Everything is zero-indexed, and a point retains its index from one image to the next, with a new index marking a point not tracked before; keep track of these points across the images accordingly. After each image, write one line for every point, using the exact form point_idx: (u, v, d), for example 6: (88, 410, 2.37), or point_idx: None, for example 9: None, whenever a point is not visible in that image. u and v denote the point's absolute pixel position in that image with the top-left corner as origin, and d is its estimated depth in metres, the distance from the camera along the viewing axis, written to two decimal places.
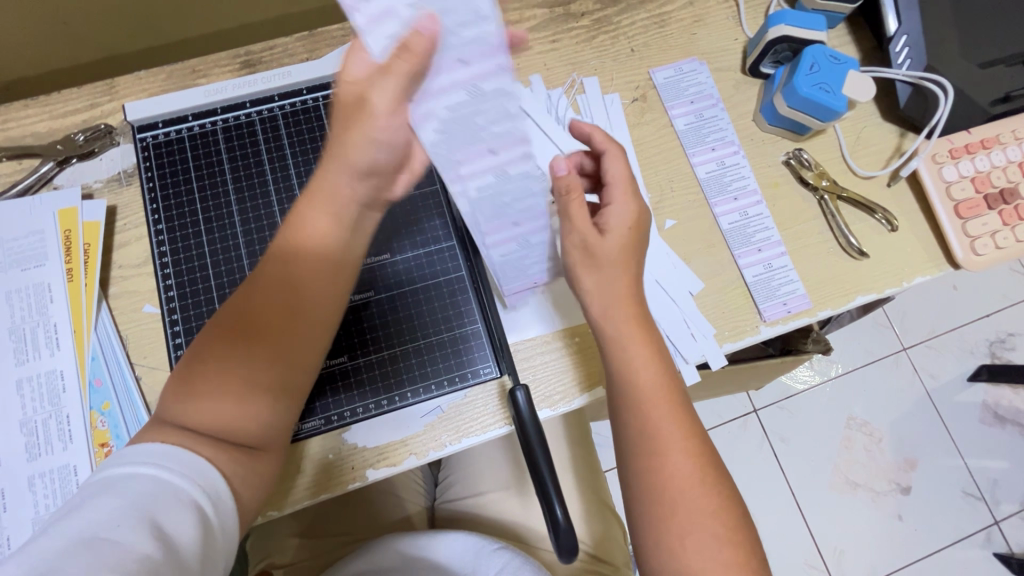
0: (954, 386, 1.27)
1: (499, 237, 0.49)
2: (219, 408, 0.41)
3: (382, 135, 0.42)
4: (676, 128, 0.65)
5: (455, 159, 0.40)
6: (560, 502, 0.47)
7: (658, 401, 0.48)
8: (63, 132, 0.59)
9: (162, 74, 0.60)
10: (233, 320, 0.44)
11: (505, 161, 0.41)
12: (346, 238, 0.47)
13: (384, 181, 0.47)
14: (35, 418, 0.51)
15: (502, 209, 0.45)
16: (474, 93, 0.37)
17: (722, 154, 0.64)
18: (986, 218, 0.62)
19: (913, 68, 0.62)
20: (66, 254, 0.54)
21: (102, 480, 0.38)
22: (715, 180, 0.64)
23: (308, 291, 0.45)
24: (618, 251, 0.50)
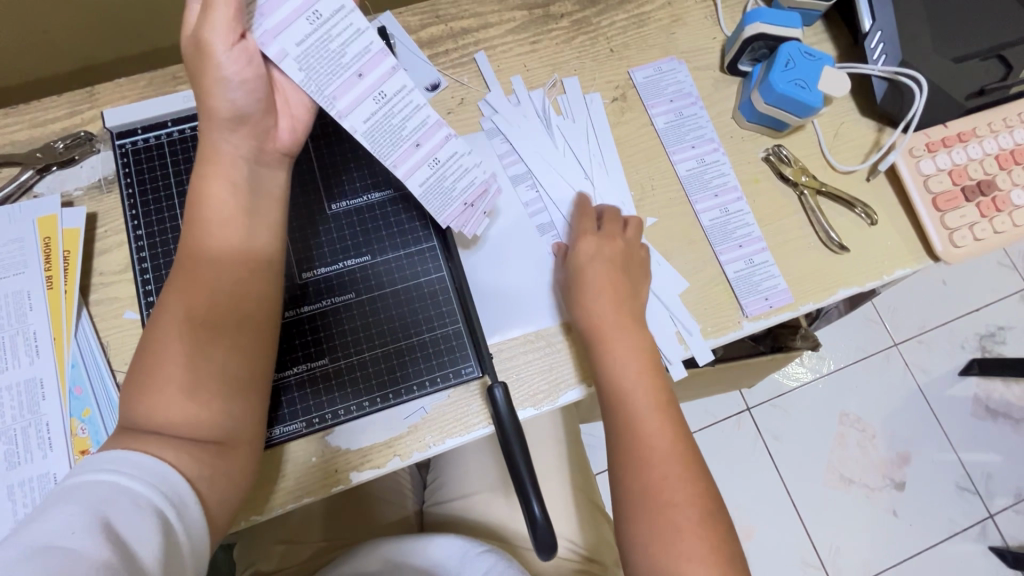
0: (945, 380, 1.28)
1: (408, 166, 0.49)
2: (168, 402, 0.42)
3: (230, 74, 0.42)
4: (656, 125, 0.65)
5: (330, 93, 0.44)
6: (539, 500, 0.47)
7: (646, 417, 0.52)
8: (42, 140, 0.59)
9: (142, 81, 0.61)
10: (167, 313, 0.44)
11: (375, 79, 0.45)
12: (248, 205, 0.46)
13: (264, 128, 0.45)
14: (13, 428, 0.51)
15: (396, 133, 0.47)
16: (314, 16, 0.41)
17: (703, 151, 0.65)
18: (963, 210, 0.63)
19: (889, 63, 0.62)
20: (45, 261, 0.54)
21: (62, 488, 0.38)
22: (696, 177, 0.64)
23: (239, 277, 0.46)
24: (589, 281, 0.56)
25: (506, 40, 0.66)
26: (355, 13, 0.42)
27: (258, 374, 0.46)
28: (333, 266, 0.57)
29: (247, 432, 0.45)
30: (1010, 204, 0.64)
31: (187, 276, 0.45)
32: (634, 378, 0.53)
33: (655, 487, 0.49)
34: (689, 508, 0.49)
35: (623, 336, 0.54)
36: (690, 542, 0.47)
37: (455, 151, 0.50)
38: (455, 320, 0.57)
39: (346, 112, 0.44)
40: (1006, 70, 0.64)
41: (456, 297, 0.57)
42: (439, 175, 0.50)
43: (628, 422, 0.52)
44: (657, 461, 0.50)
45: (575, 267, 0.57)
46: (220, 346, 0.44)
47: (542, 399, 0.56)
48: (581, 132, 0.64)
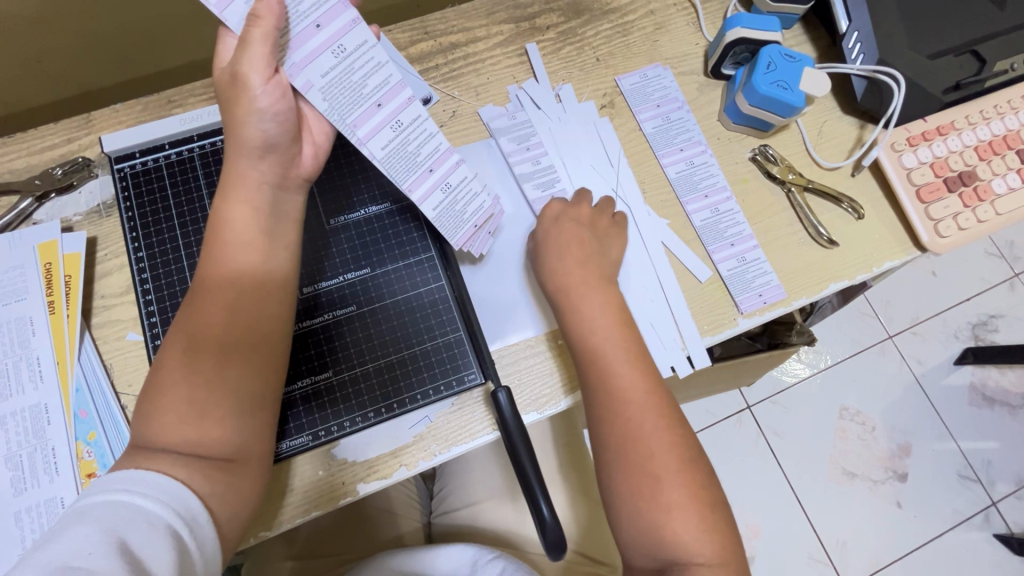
0: (941, 370, 1.29)
1: (422, 190, 0.51)
2: (186, 423, 0.43)
3: (263, 105, 0.43)
4: (645, 132, 0.67)
5: (351, 121, 0.46)
6: (546, 499, 0.47)
7: (649, 414, 0.51)
8: (41, 167, 0.59)
9: (138, 106, 0.61)
10: (185, 333, 0.45)
11: (393, 109, 0.48)
12: (269, 227, 0.47)
13: (289, 156, 0.47)
14: (19, 453, 0.51)
15: (412, 159, 0.50)
16: (339, 50, 0.44)
17: (693, 154, 0.66)
18: (947, 201, 0.64)
19: (866, 62, 0.64)
20: (47, 287, 0.54)
21: (75, 509, 0.38)
22: (687, 179, 0.65)
23: (254, 296, 0.47)
24: (556, 239, 0.58)
25: (494, 53, 0.68)
26: (378, 47, 0.46)
27: (270, 391, 0.47)
28: (335, 280, 0.57)
29: (258, 450, 0.46)
30: (991, 194, 0.65)
31: (202, 294, 0.46)
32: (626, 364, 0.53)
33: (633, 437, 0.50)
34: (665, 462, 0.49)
35: (590, 295, 0.55)
36: (676, 492, 0.48)
37: (465, 176, 0.53)
38: (457, 329, 0.58)
39: (366, 139, 0.47)
40: (980, 65, 0.66)
41: (458, 309, 0.58)
42: (451, 196, 0.53)
43: (601, 372, 0.52)
44: (639, 412, 0.51)
45: (542, 231, 0.59)
46: (236, 361, 0.45)
47: (548, 402, 0.57)
48: (573, 140, 0.66)
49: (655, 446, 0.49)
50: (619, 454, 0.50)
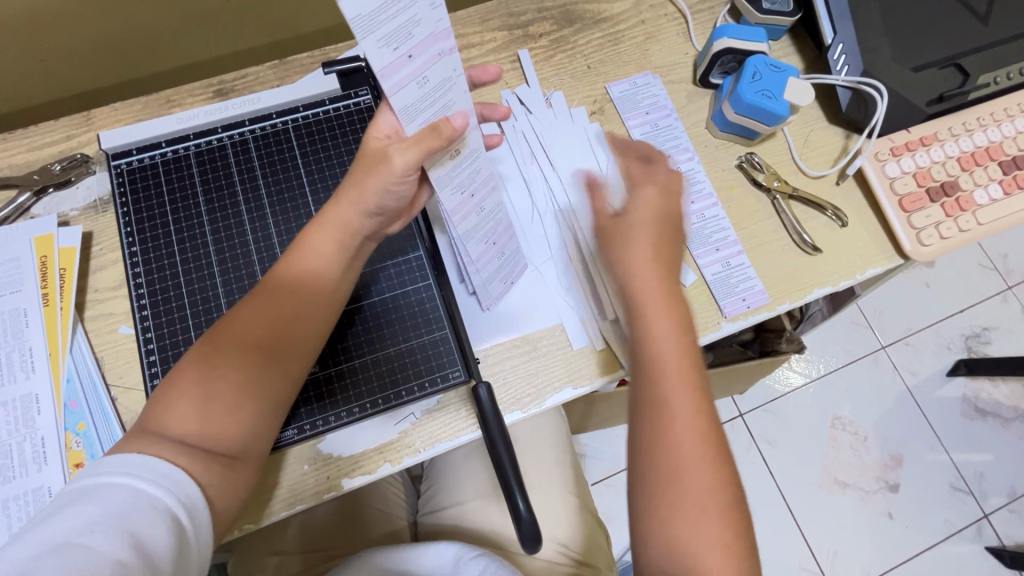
0: (933, 382, 1.30)
1: (481, 261, 0.55)
2: (206, 412, 0.44)
3: (393, 187, 0.45)
4: (634, 139, 0.68)
5: (450, 216, 0.49)
6: (523, 495, 0.48)
7: (701, 472, 0.43)
8: (40, 163, 0.61)
9: (138, 105, 0.63)
10: (227, 335, 0.47)
11: (480, 199, 0.51)
12: (345, 262, 0.50)
13: (389, 219, 0.51)
14: (9, 441, 0.51)
15: (486, 234, 0.54)
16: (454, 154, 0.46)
17: (680, 162, 0.67)
18: (929, 211, 0.65)
19: (851, 74, 0.66)
20: (42, 280, 0.55)
21: (76, 488, 0.39)
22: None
23: (301, 315, 0.49)
24: (633, 237, 0.49)
25: (489, 60, 0.69)
26: (482, 154, 0.48)
27: (288, 401, 0.49)
28: None
29: (258, 449, 0.47)
30: (974, 204, 0.67)
31: (257, 302, 0.48)
32: (688, 414, 0.44)
33: (667, 462, 0.43)
34: (707, 491, 0.43)
35: (648, 285, 0.48)
36: (717, 527, 0.42)
37: (498, 219, 0.55)
38: (443, 325, 0.58)
39: (458, 225, 0.50)
40: (963, 77, 0.67)
41: (450, 320, 0.58)
42: (477, 227, 0.52)
43: (655, 376, 0.46)
44: (674, 433, 0.44)
45: (626, 218, 0.50)
46: (271, 372, 0.47)
47: (528, 402, 0.58)
48: (561, 146, 0.67)
49: (698, 502, 0.42)
50: (662, 482, 0.43)
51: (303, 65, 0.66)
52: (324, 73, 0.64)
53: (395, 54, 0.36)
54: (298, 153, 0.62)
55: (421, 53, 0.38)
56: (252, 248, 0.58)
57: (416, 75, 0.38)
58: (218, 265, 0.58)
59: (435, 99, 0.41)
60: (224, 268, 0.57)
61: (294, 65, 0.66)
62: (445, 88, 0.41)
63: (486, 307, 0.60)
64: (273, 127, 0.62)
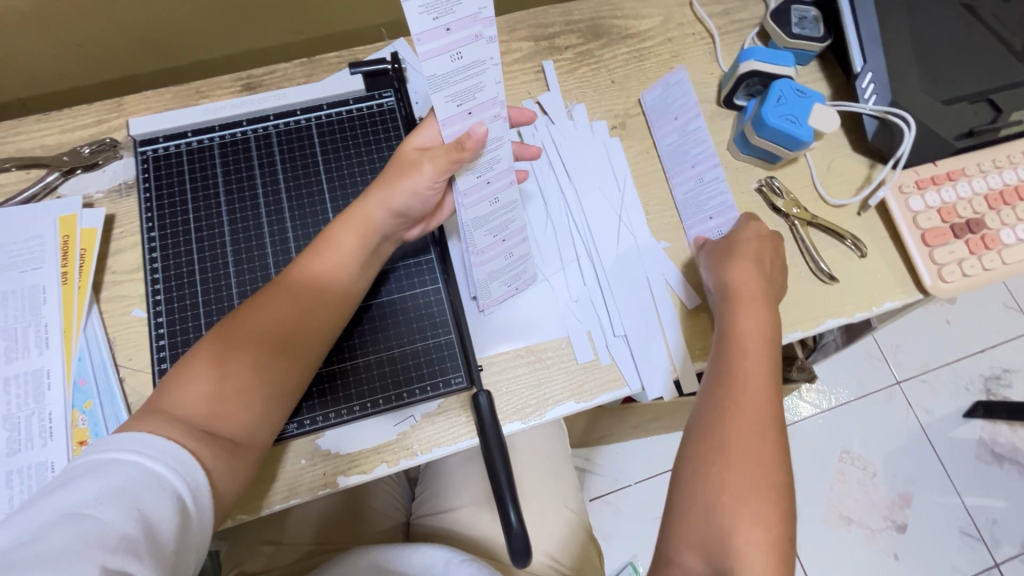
0: (949, 422, 1.26)
1: (491, 254, 0.55)
2: (225, 390, 0.45)
3: (420, 190, 0.49)
4: (657, 142, 0.68)
5: (463, 193, 0.49)
6: (515, 508, 0.48)
7: (754, 453, 0.46)
8: (70, 145, 0.63)
9: (168, 94, 0.65)
10: (267, 310, 0.48)
11: (497, 189, 0.51)
12: (364, 260, 0.52)
13: (406, 222, 0.53)
14: (18, 414, 0.52)
15: (501, 228, 0.54)
16: None
17: (706, 167, 0.63)
18: (952, 247, 0.64)
19: (879, 103, 0.65)
20: (62, 258, 0.57)
21: (84, 463, 0.39)
22: (696, 196, 0.64)
23: (326, 306, 0.50)
24: (744, 249, 0.57)
25: (514, 68, 0.70)
26: (507, 144, 0.48)
27: (298, 393, 0.50)
28: None
29: (264, 440, 0.48)
30: (999, 243, 0.65)
31: (289, 289, 0.49)
32: (756, 400, 0.48)
33: (724, 437, 0.46)
34: (755, 469, 0.45)
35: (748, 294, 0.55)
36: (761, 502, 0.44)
37: (513, 217, 0.55)
38: (450, 330, 0.59)
39: (467, 207, 0.50)
40: (995, 113, 0.66)
41: (456, 328, 0.59)
42: (488, 217, 0.52)
43: (731, 365, 0.51)
44: (739, 414, 0.47)
45: (736, 237, 0.59)
46: (287, 360, 0.48)
47: (528, 413, 0.57)
48: (579, 158, 0.67)
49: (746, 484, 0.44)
50: (716, 454, 0.46)
51: (331, 63, 0.67)
52: (351, 73, 0.65)
53: (432, 23, 0.36)
54: (319, 150, 0.63)
55: (460, 29, 0.38)
56: (267, 241, 0.59)
57: (451, 48, 0.38)
58: (233, 255, 0.58)
59: (466, 77, 0.41)
60: (238, 259, 0.58)
61: (322, 64, 0.67)
62: (479, 69, 0.41)
63: (483, 309, 0.60)
64: (297, 123, 0.63)
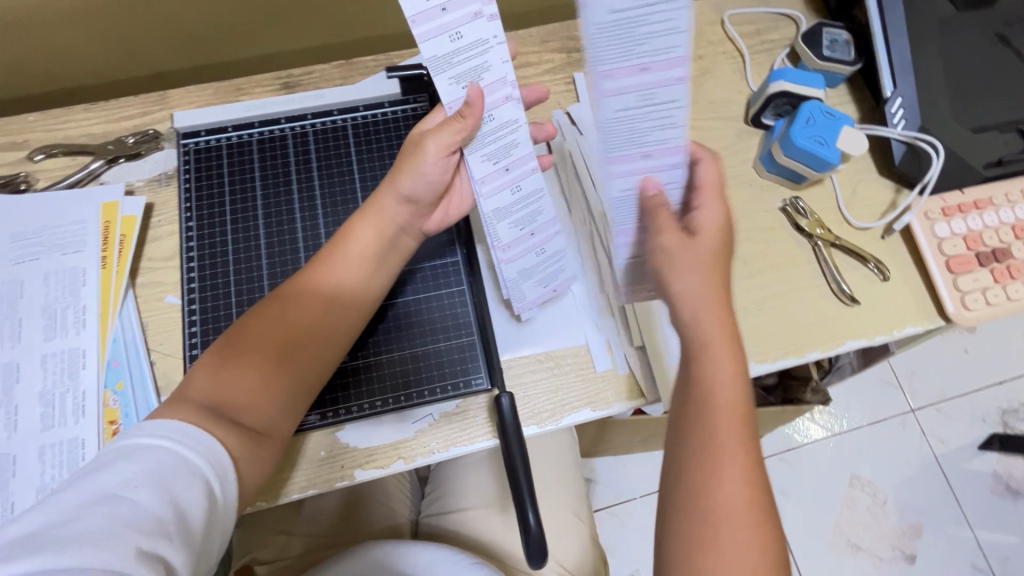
0: (963, 453, 1.24)
1: (520, 248, 0.57)
2: (246, 380, 0.46)
3: (430, 171, 0.51)
4: (590, 23, 0.34)
5: (478, 179, 0.52)
6: (534, 509, 0.49)
7: (745, 537, 0.39)
8: (115, 134, 0.65)
9: (210, 90, 0.67)
10: (282, 306, 0.49)
11: (518, 176, 0.53)
12: (381, 254, 0.53)
13: (421, 212, 0.54)
14: (54, 391, 0.54)
15: (527, 220, 0.56)
16: (489, 119, 0.49)
17: (655, 81, 0.37)
18: (977, 275, 0.64)
19: (908, 128, 0.65)
20: (103, 243, 0.59)
21: (120, 447, 0.40)
22: (627, 127, 0.39)
23: (342, 300, 0.51)
24: (693, 260, 0.44)
25: (544, 78, 0.71)
26: (524, 127, 0.50)
27: (316, 387, 0.51)
28: None
29: (290, 427, 0.49)
30: None
31: (305, 283, 0.50)
32: (738, 476, 0.40)
33: (705, 529, 0.39)
34: (745, 557, 0.39)
35: (710, 308, 0.43)
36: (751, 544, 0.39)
37: (540, 208, 0.56)
38: (473, 332, 0.60)
39: (485, 195, 0.53)
40: None
41: (479, 331, 0.60)
42: (510, 207, 0.54)
43: (704, 436, 0.41)
44: (721, 496, 0.40)
45: (694, 234, 0.44)
46: (305, 352, 0.49)
47: (544, 418, 0.58)
48: None
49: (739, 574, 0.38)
50: (698, 546, 0.39)
51: (368, 66, 0.69)
52: (387, 76, 0.66)
53: (429, 7, 0.42)
54: (353, 150, 0.64)
55: (456, 9, 0.42)
56: (299, 236, 0.61)
57: (448, 28, 0.43)
58: (267, 248, 0.60)
59: (467, 59, 0.45)
60: (271, 252, 0.60)
61: (359, 66, 0.69)
62: (481, 48, 0.45)
63: (521, 319, 0.61)
64: (333, 122, 0.65)
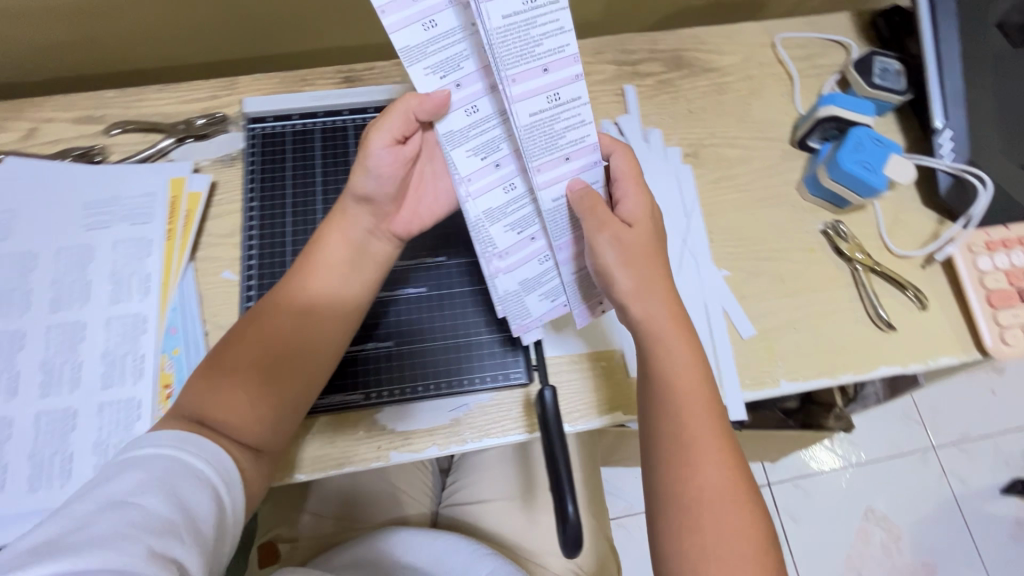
0: (984, 495, 1.22)
1: (520, 256, 0.50)
2: (229, 394, 0.49)
3: (377, 167, 0.50)
4: (487, 29, 0.38)
5: (464, 174, 0.46)
6: (572, 498, 0.46)
7: (732, 506, 0.45)
8: (186, 115, 0.68)
9: (276, 79, 0.70)
10: (261, 322, 0.52)
11: (510, 173, 0.47)
12: (354, 260, 0.54)
13: (383, 212, 0.53)
14: (115, 351, 0.57)
15: (523, 223, 0.49)
16: (471, 109, 0.44)
17: (556, 82, 0.41)
18: (1017, 311, 0.64)
19: (956, 160, 0.67)
20: (169, 216, 0.62)
21: (125, 460, 0.42)
22: (542, 131, 0.43)
23: (319, 308, 0.53)
24: (634, 247, 0.49)
25: (595, 88, 0.73)
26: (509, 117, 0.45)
27: (306, 397, 0.52)
28: (411, 261, 0.63)
29: (288, 432, 0.52)
30: None
31: (282, 296, 0.53)
32: (714, 451, 0.46)
33: (692, 506, 0.45)
34: (731, 522, 0.44)
35: (650, 298, 0.49)
36: (736, 513, 0.45)
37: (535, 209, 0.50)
38: (513, 327, 0.61)
39: (474, 194, 0.47)
40: None
41: (520, 328, 0.61)
42: (503, 209, 0.48)
43: (675, 424, 0.47)
44: (702, 473, 0.46)
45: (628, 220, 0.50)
46: (286, 364, 0.51)
47: (574, 417, 0.59)
48: (651, 180, 0.69)
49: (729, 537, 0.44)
50: (688, 522, 0.45)
51: None
52: None
53: None
54: None
55: None
56: None
57: (422, 17, 0.40)
58: None
59: (445, 48, 0.41)
60: None
61: None
62: (459, 37, 0.41)
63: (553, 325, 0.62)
64: None
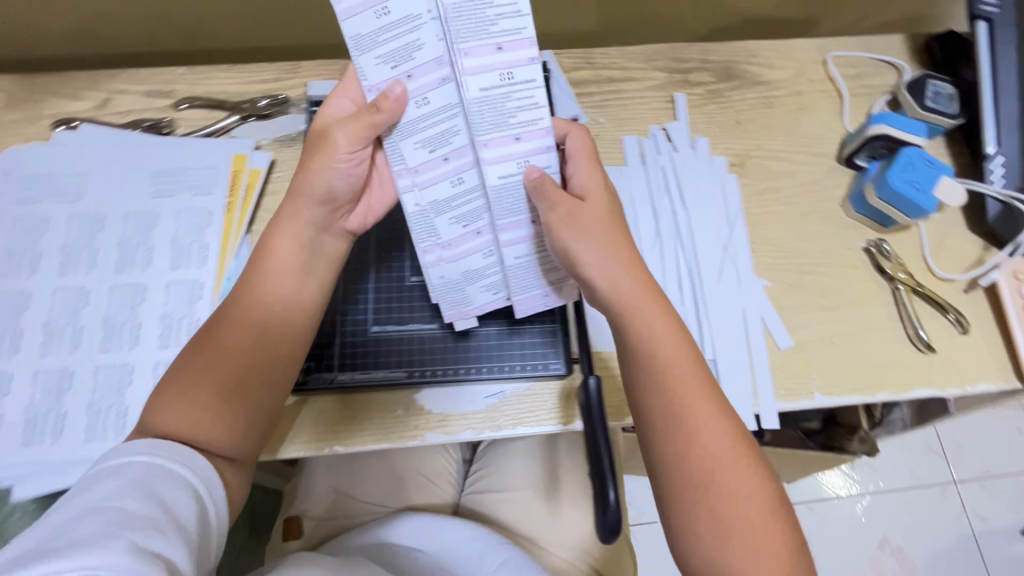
0: (1004, 535, 1.20)
1: (463, 248, 0.52)
2: (189, 408, 0.48)
3: (343, 164, 0.50)
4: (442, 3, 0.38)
5: (410, 166, 0.47)
6: (614, 485, 0.44)
7: (740, 471, 0.46)
8: (250, 95, 0.71)
9: (338, 66, 0.73)
10: (214, 337, 0.51)
11: (459, 167, 0.47)
12: (306, 261, 0.53)
13: (338, 208, 0.53)
14: (173, 314, 0.60)
15: (470, 218, 0.50)
16: (422, 102, 0.43)
17: (511, 62, 0.41)
18: None
19: (1007, 186, 0.67)
20: (229, 189, 0.65)
21: (96, 472, 0.43)
22: (493, 106, 0.43)
23: (268, 312, 0.52)
24: (588, 217, 0.50)
25: (645, 94, 0.74)
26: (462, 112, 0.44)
27: (271, 398, 0.52)
28: None
29: (256, 438, 0.51)
30: None
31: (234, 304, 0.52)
32: (710, 420, 0.47)
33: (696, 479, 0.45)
34: (740, 486, 0.45)
35: (614, 268, 0.49)
36: (744, 476, 0.45)
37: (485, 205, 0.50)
38: (554, 319, 0.62)
39: (420, 185, 0.48)
40: None
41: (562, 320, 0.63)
42: (450, 202, 0.49)
43: (665, 402, 0.47)
44: (700, 445, 0.46)
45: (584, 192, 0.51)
46: (245, 369, 0.50)
47: None
48: (695, 187, 0.70)
49: (742, 499, 0.45)
50: (699, 495, 0.45)
51: None
52: None
53: None
54: None
55: None
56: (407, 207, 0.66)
57: (373, 4, 0.39)
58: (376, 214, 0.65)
59: (400, 35, 0.40)
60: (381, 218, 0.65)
61: None
62: (413, 24, 0.40)
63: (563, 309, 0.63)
64: None
